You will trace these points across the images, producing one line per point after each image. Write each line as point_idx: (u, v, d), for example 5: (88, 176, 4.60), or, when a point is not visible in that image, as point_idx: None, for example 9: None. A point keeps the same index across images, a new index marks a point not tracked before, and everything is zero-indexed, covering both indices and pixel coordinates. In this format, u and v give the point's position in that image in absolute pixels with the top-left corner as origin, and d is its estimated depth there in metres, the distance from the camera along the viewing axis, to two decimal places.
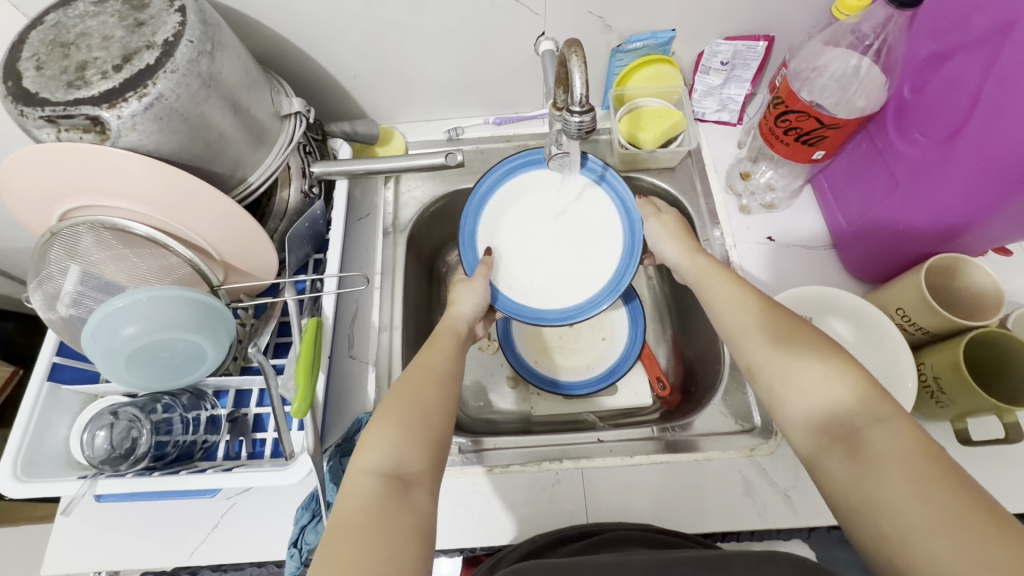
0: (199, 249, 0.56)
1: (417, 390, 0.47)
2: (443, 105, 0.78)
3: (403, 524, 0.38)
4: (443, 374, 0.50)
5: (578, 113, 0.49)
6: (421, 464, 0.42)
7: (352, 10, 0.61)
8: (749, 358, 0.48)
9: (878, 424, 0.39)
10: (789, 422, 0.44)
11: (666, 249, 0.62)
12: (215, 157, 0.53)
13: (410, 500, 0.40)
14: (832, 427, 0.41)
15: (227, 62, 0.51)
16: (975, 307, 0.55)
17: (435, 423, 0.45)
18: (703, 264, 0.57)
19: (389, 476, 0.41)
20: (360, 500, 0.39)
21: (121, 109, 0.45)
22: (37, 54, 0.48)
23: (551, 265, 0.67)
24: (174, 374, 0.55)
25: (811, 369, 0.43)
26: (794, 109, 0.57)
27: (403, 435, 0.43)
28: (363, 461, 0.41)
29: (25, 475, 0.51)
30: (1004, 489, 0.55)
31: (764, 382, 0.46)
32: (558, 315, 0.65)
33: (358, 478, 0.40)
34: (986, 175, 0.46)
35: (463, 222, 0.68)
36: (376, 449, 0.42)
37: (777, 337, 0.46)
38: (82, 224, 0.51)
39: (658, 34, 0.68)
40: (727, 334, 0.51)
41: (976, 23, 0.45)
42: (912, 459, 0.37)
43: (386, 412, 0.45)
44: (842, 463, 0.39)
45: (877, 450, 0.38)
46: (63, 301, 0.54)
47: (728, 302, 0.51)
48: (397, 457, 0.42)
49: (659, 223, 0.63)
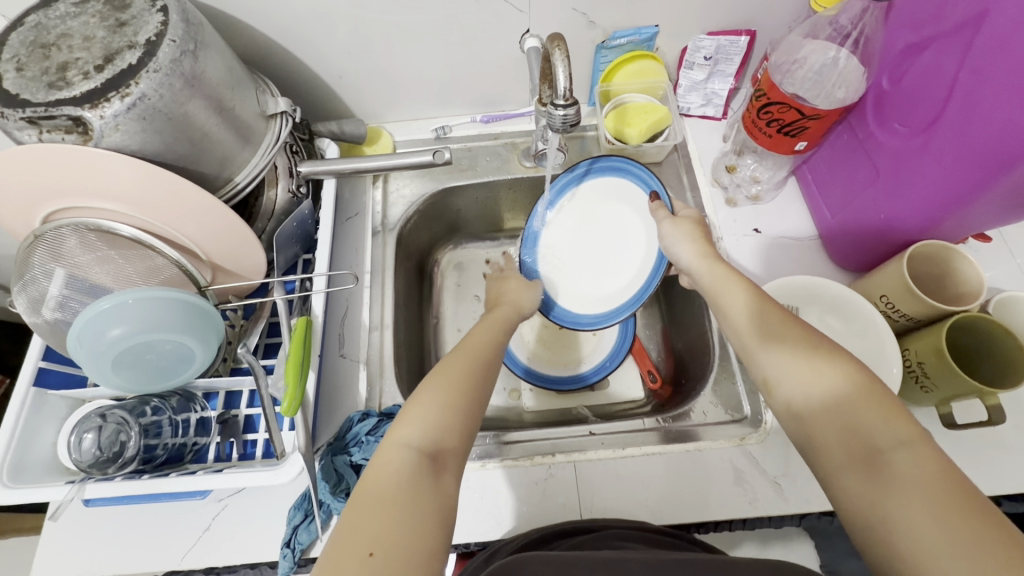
0: (186, 250, 0.56)
1: (461, 370, 0.47)
2: (430, 104, 0.78)
3: (427, 505, 0.38)
4: (489, 360, 0.51)
5: (562, 106, 0.50)
6: (453, 444, 0.42)
7: (337, 9, 0.61)
8: (764, 370, 0.46)
9: (899, 444, 0.38)
10: (806, 439, 0.42)
11: (681, 250, 0.57)
12: (201, 157, 0.53)
13: (438, 481, 0.40)
14: (850, 445, 0.39)
15: (210, 62, 0.51)
16: (959, 294, 0.56)
17: (474, 409, 0.45)
18: (719, 271, 0.53)
19: (425, 454, 0.41)
20: (394, 473, 0.39)
21: (104, 109, 0.45)
22: (17, 56, 0.47)
23: (593, 270, 0.71)
24: (162, 377, 0.54)
25: (832, 388, 0.42)
26: (775, 101, 0.57)
27: (438, 414, 0.43)
28: (401, 435, 0.42)
29: (12, 482, 0.51)
30: (989, 471, 0.56)
31: (781, 396, 0.44)
32: (594, 319, 0.69)
33: (395, 450, 0.40)
34: (970, 165, 0.47)
35: (529, 223, 0.73)
36: (414, 424, 0.42)
37: (795, 349, 0.45)
38: (66, 227, 0.51)
39: (642, 30, 0.69)
40: (740, 343, 0.49)
41: (949, 15, 0.46)
42: (935, 484, 0.35)
43: (430, 388, 0.45)
44: (861, 483, 0.38)
45: (897, 471, 0.37)
46: (48, 304, 0.53)
47: (745, 309, 0.50)
48: (433, 434, 0.42)
49: (674, 227, 0.58)
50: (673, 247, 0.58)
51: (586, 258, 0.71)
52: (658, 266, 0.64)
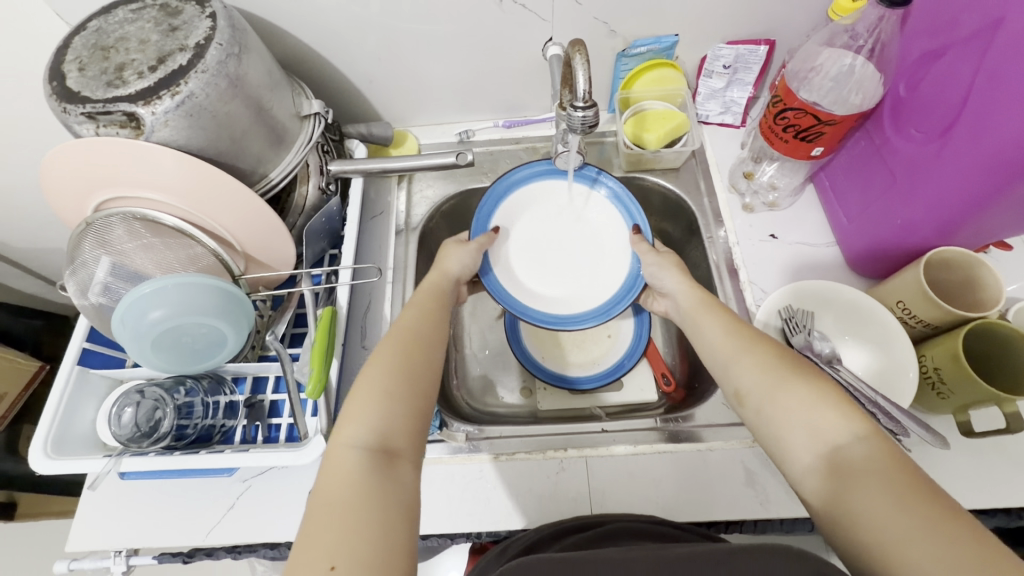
0: (223, 241, 0.59)
1: (407, 358, 0.49)
2: (454, 109, 0.81)
3: (391, 500, 0.39)
4: (427, 342, 0.52)
5: (581, 108, 0.52)
6: (405, 441, 0.43)
7: (369, 19, 0.65)
8: (737, 383, 0.47)
9: (862, 443, 0.38)
10: (781, 451, 0.42)
11: (667, 281, 0.61)
12: (239, 154, 0.56)
13: (395, 475, 0.41)
14: (819, 449, 0.40)
15: (252, 65, 0.54)
16: (976, 300, 0.56)
17: (420, 396, 0.46)
18: (698, 297, 0.56)
19: (374, 450, 0.41)
20: (347, 477, 0.39)
21: (155, 106, 0.49)
22: (80, 57, 0.51)
23: (556, 277, 0.71)
24: (198, 359, 0.58)
25: (798, 393, 0.42)
26: (793, 107, 0.59)
27: (379, 407, 0.44)
28: (345, 436, 0.42)
29: (55, 453, 0.54)
30: (1008, 482, 0.55)
31: (753, 405, 0.45)
32: (542, 316, 0.67)
33: (343, 452, 0.41)
34: (981, 169, 0.47)
35: (481, 205, 0.70)
36: (360, 422, 0.43)
37: (765, 362, 0.46)
38: (115, 216, 0.54)
39: (662, 39, 0.71)
40: (715, 362, 0.50)
41: (964, 22, 0.47)
42: (898, 476, 0.36)
43: (367, 382, 0.46)
44: (832, 488, 0.38)
45: (863, 471, 0.37)
46: (94, 289, 0.57)
47: (719, 327, 0.51)
48: (381, 430, 0.43)
49: (658, 259, 0.63)
50: (659, 277, 0.62)
51: (550, 268, 0.72)
52: (629, 288, 0.68)
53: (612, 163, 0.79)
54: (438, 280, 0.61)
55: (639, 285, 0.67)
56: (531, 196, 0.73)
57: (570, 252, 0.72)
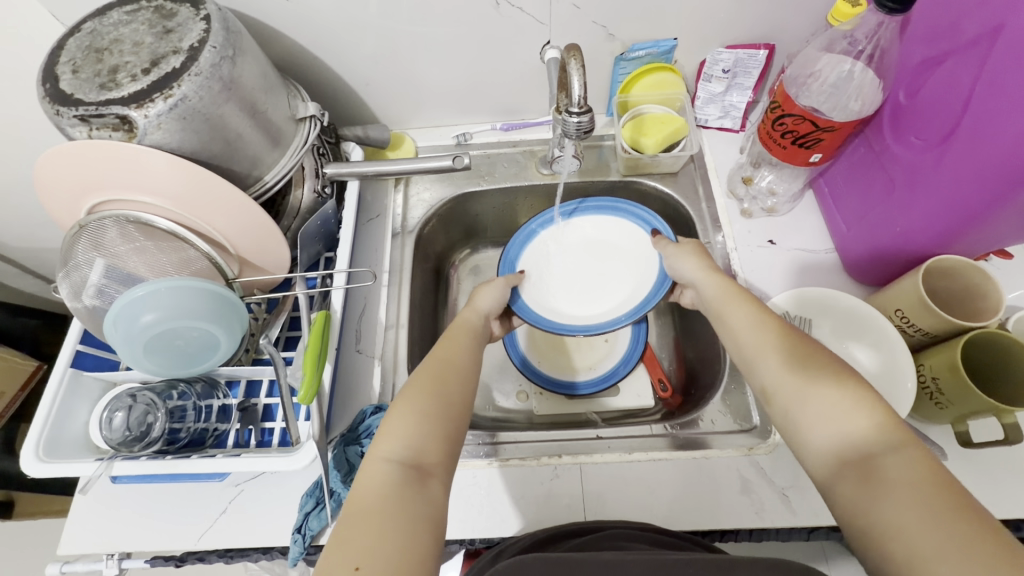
0: (217, 244, 0.59)
1: (441, 376, 0.49)
2: (451, 112, 0.81)
3: (418, 511, 0.39)
4: (460, 365, 0.51)
5: (577, 114, 0.53)
6: (438, 456, 0.43)
7: (365, 21, 0.64)
8: (764, 380, 0.47)
9: (889, 445, 0.38)
10: (806, 449, 0.43)
11: (684, 269, 0.60)
12: (233, 157, 0.56)
13: (426, 491, 0.40)
14: (843, 449, 0.40)
15: (247, 68, 0.54)
16: (980, 308, 0.55)
17: (454, 417, 0.46)
18: (723, 287, 0.55)
19: (408, 466, 0.41)
20: (378, 487, 0.39)
21: (148, 109, 0.48)
22: (73, 59, 0.51)
23: (583, 289, 0.70)
24: (189, 363, 0.57)
25: (826, 395, 0.42)
26: (791, 113, 0.58)
27: (417, 423, 0.44)
28: (382, 449, 0.42)
29: (46, 456, 0.54)
30: (1007, 494, 0.54)
31: (779, 403, 0.45)
32: (582, 326, 0.66)
33: (379, 466, 0.41)
34: (982, 176, 0.47)
35: (509, 249, 0.73)
36: (397, 437, 0.43)
37: (790, 360, 0.46)
38: (108, 219, 0.54)
39: (660, 43, 0.70)
40: (741, 358, 0.50)
41: (965, 28, 0.47)
42: (924, 485, 0.35)
43: (408, 399, 0.46)
44: (853, 487, 0.38)
45: (884, 471, 0.37)
46: (87, 292, 0.57)
47: (745, 324, 0.51)
48: (415, 446, 0.43)
49: (676, 248, 0.62)
50: (677, 266, 0.62)
51: (575, 280, 0.71)
52: (658, 287, 0.65)
53: (610, 167, 0.79)
54: (467, 316, 0.60)
55: (668, 282, 0.64)
56: (561, 228, 0.74)
57: (593, 266, 0.72)
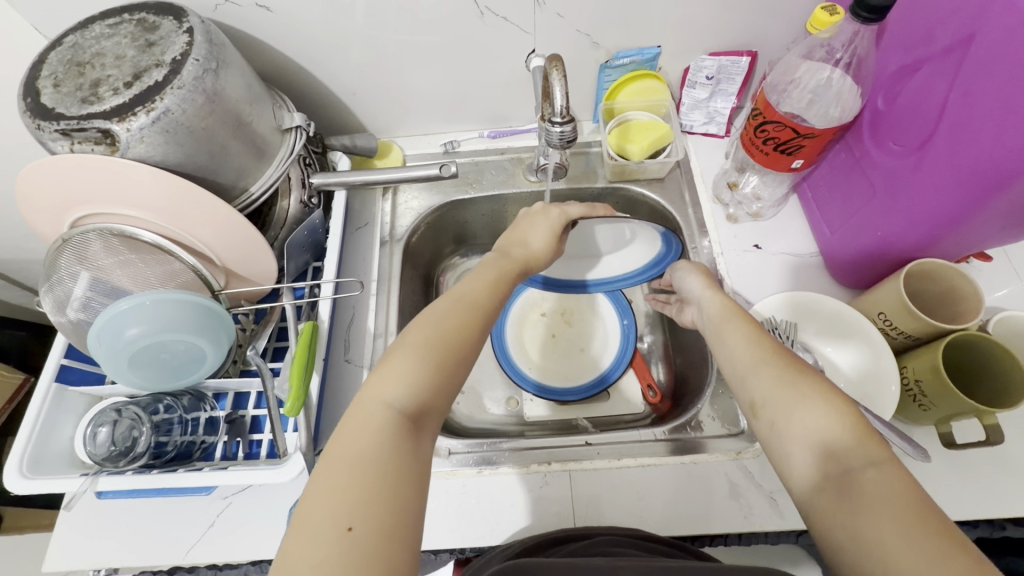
0: (203, 256, 0.59)
1: (459, 320, 0.48)
2: (439, 120, 0.81)
3: (408, 469, 0.39)
4: (484, 313, 0.50)
5: (560, 123, 0.54)
6: (433, 409, 0.44)
7: (350, 31, 0.65)
8: (752, 393, 0.47)
9: (869, 463, 0.39)
10: (785, 464, 0.43)
11: (692, 284, 0.62)
12: (219, 168, 0.56)
13: (417, 444, 0.41)
14: (823, 464, 0.41)
15: (230, 79, 0.54)
16: (960, 312, 0.56)
17: (457, 372, 0.46)
18: (720, 306, 0.56)
19: (406, 414, 0.42)
20: (372, 432, 0.40)
21: (130, 122, 0.48)
22: (55, 73, 0.51)
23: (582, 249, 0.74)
24: (175, 376, 0.57)
25: (812, 411, 0.43)
26: (772, 120, 0.59)
27: (420, 370, 0.44)
28: (384, 392, 0.42)
29: (31, 473, 0.53)
30: (989, 494, 0.55)
31: (766, 417, 0.45)
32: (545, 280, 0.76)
33: (379, 408, 0.41)
34: (956, 181, 0.47)
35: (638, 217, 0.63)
36: (396, 379, 0.43)
37: (779, 374, 0.46)
38: (91, 232, 0.54)
39: (644, 50, 0.71)
40: (731, 372, 0.51)
41: (939, 37, 0.48)
42: (901, 501, 0.36)
43: (411, 345, 0.45)
44: (831, 501, 0.39)
45: (865, 489, 0.38)
46: (72, 305, 0.56)
47: (741, 339, 0.51)
48: (417, 394, 0.43)
49: (688, 262, 0.65)
50: (685, 281, 0.64)
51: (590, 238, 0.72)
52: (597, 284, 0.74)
53: (597, 173, 0.79)
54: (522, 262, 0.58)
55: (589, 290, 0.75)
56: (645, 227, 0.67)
57: (608, 247, 0.73)
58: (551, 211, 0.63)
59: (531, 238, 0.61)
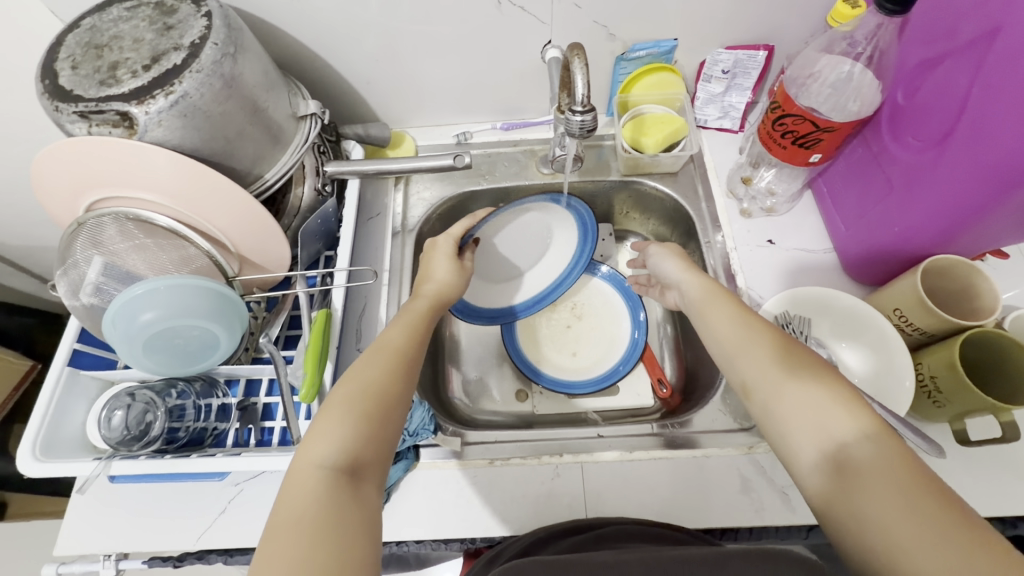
0: (217, 242, 0.59)
1: (386, 375, 0.47)
2: (452, 111, 0.81)
3: (352, 520, 0.38)
4: (407, 365, 0.50)
5: (579, 112, 0.53)
6: (369, 456, 0.42)
7: (367, 20, 0.64)
8: (743, 375, 0.47)
9: (867, 440, 0.39)
10: (783, 445, 0.43)
11: (668, 267, 0.61)
12: (234, 154, 0.56)
13: (359, 492, 0.40)
14: (820, 445, 0.40)
15: (248, 65, 0.54)
16: (977, 308, 0.56)
17: (392, 419, 0.45)
18: (705, 286, 0.56)
19: (340, 469, 0.40)
20: (305, 496, 0.39)
21: (149, 105, 0.48)
22: (73, 55, 0.51)
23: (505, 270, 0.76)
24: (191, 361, 0.57)
25: (807, 390, 0.42)
26: (792, 113, 0.58)
27: (347, 428, 0.43)
28: (314, 454, 0.41)
29: (44, 456, 0.54)
30: (1005, 492, 0.55)
31: (760, 399, 0.45)
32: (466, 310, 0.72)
33: (310, 469, 0.40)
34: (976, 174, 0.47)
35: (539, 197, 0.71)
36: (328, 443, 0.42)
37: (773, 356, 0.46)
38: (107, 216, 0.54)
39: (661, 43, 0.70)
40: (721, 354, 0.50)
41: (963, 31, 0.47)
42: (903, 481, 0.36)
43: (337, 408, 0.44)
44: (833, 483, 0.39)
45: (864, 470, 0.37)
46: (85, 290, 0.56)
47: (729, 321, 0.51)
48: (350, 448, 0.42)
49: (661, 247, 0.64)
50: (662, 264, 0.63)
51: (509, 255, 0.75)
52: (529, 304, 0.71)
53: (610, 167, 0.79)
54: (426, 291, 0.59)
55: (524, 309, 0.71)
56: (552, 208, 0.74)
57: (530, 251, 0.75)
58: (438, 242, 0.65)
59: (434, 272, 0.62)
